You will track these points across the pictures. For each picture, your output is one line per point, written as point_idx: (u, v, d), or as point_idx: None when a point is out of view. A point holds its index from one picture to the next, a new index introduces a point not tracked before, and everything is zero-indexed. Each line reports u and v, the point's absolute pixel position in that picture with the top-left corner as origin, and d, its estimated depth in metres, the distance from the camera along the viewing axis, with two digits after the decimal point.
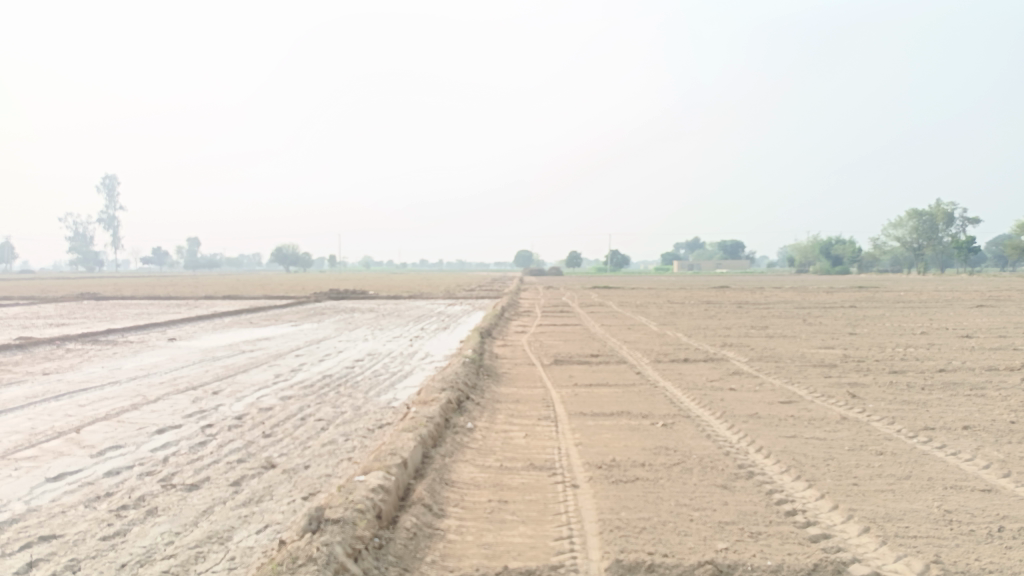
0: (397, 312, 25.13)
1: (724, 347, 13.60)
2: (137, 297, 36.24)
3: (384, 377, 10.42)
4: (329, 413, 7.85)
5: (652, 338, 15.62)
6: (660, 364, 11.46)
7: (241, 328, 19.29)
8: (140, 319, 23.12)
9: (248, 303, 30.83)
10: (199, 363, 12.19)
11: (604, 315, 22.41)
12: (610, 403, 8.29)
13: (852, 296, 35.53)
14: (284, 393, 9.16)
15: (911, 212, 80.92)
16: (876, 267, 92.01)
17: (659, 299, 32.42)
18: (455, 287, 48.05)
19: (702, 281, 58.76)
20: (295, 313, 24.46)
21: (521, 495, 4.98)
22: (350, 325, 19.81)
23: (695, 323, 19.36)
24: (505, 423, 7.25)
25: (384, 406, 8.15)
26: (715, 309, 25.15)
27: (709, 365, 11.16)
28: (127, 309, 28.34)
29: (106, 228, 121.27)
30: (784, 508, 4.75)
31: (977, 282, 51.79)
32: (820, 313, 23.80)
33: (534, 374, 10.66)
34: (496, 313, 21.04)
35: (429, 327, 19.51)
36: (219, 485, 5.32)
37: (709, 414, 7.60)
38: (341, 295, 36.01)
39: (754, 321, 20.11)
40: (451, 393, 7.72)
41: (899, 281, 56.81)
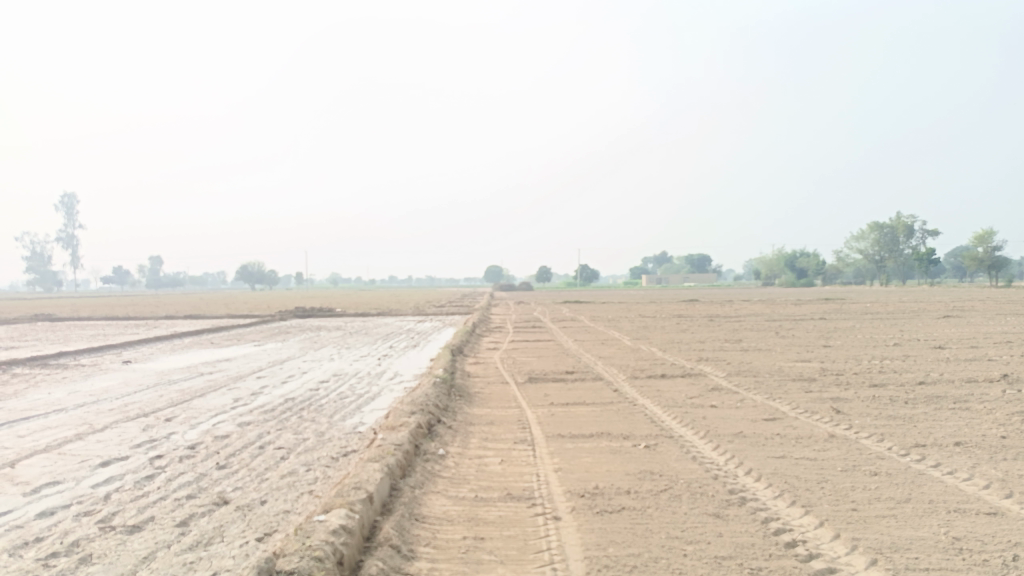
0: (365, 330, 24.52)
1: (700, 362, 13.33)
2: (93, 318, 34.99)
3: (350, 400, 9.90)
4: (290, 441, 7.34)
5: (627, 354, 15.32)
6: (637, 380, 11.13)
7: (201, 348, 18.57)
8: (95, 341, 22.18)
9: (210, 323, 29.92)
10: (154, 387, 11.55)
11: (577, 330, 22.08)
12: (589, 424, 7.91)
13: (821, 308, 35.71)
14: (243, 418, 8.62)
15: (873, 225, 82.34)
16: (840, 279, 93.44)
17: (630, 313, 32.18)
18: (424, 304, 47.42)
19: (672, 295, 58.83)
20: (259, 332, 23.75)
21: (499, 531, 4.57)
22: (316, 344, 19.17)
23: (668, 338, 19.13)
24: (479, 448, 6.83)
25: (350, 432, 7.68)
26: (687, 323, 24.98)
27: (688, 381, 10.86)
28: (83, 330, 27.29)
29: (64, 247, 118.17)
30: (783, 540, 4.39)
31: (939, 293, 52.68)
32: (791, 325, 23.77)
33: (507, 394, 10.25)
34: (467, 329, 20.60)
35: (398, 345, 18.99)
36: (164, 526, 4.80)
37: (693, 435, 7.27)
38: (308, 314, 35.20)
39: (727, 334, 19.95)
40: (421, 416, 7.28)
41: (864, 293, 57.41)
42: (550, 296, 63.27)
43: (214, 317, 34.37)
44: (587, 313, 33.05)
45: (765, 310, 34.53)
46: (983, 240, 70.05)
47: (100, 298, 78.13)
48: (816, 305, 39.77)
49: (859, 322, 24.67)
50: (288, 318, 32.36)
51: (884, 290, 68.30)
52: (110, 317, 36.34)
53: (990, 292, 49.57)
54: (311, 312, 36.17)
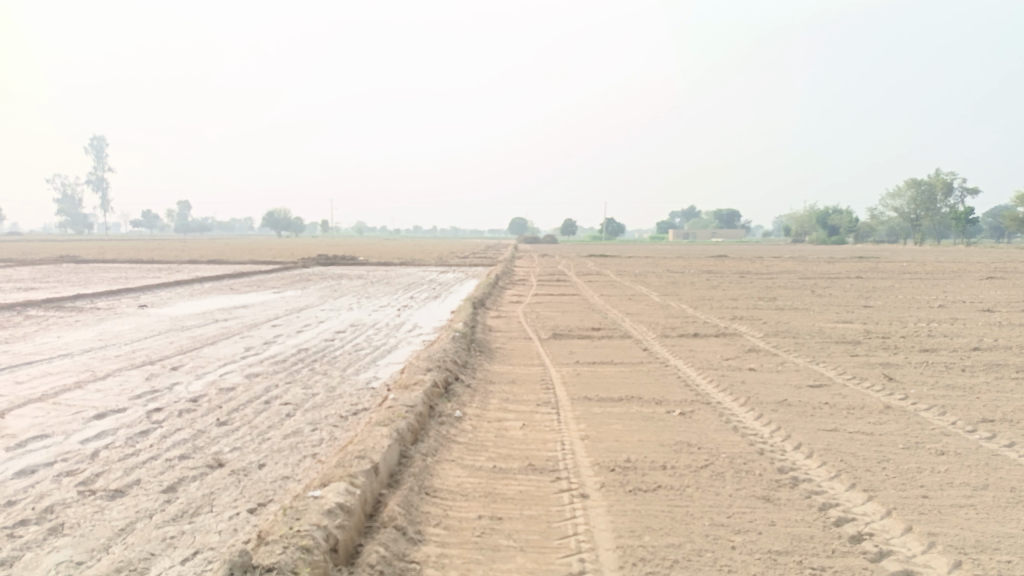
0: (387, 279, 24.07)
1: (734, 320, 12.66)
2: (118, 262, 35.01)
3: (365, 352, 9.41)
4: (298, 396, 6.86)
5: (656, 310, 14.67)
6: (667, 339, 10.51)
7: (220, 294, 18.24)
8: (116, 284, 21.98)
9: (233, 269, 29.70)
10: (166, 334, 11.17)
11: (603, 285, 21.41)
12: (618, 386, 7.33)
13: (855, 267, 34.49)
14: (251, 370, 8.18)
15: (910, 182, 79.68)
16: (872, 238, 91.29)
17: (657, 268, 31.36)
18: (449, 254, 46.77)
19: (699, 251, 57.79)
20: (280, 279, 23.43)
21: (519, 510, 4.03)
22: (336, 293, 18.75)
23: (698, 294, 18.41)
24: (498, 411, 6.29)
25: (362, 388, 7.18)
26: (717, 279, 24.14)
27: (722, 341, 10.21)
28: (106, 273, 27.18)
29: (93, 190, 119.02)
30: (847, 533, 3.79)
31: (976, 254, 51.04)
32: (826, 284, 22.86)
33: (530, 350, 9.70)
34: (490, 281, 20.06)
35: (419, 295, 18.51)
36: (148, 494, 4.34)
37: (732, 402, 6.67)
38: (331, 261, 34.85)
39: (760, 292, 19.16)
40: (437, 374, 6.74)
41: (897, 252, 55.89)
42: (576, 249, 62.43)
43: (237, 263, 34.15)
44: (613, 267, 32.27)
45: (797, 268, 33.43)
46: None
47: (127, 242, 78.71)
48: (850, 264, 38.47)
49: (897, 282, 23.68)
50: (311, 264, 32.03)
51: (918, 249, 66.31)
52: (136, 260, 36.33)
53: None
54: (334, 261, 35.82)
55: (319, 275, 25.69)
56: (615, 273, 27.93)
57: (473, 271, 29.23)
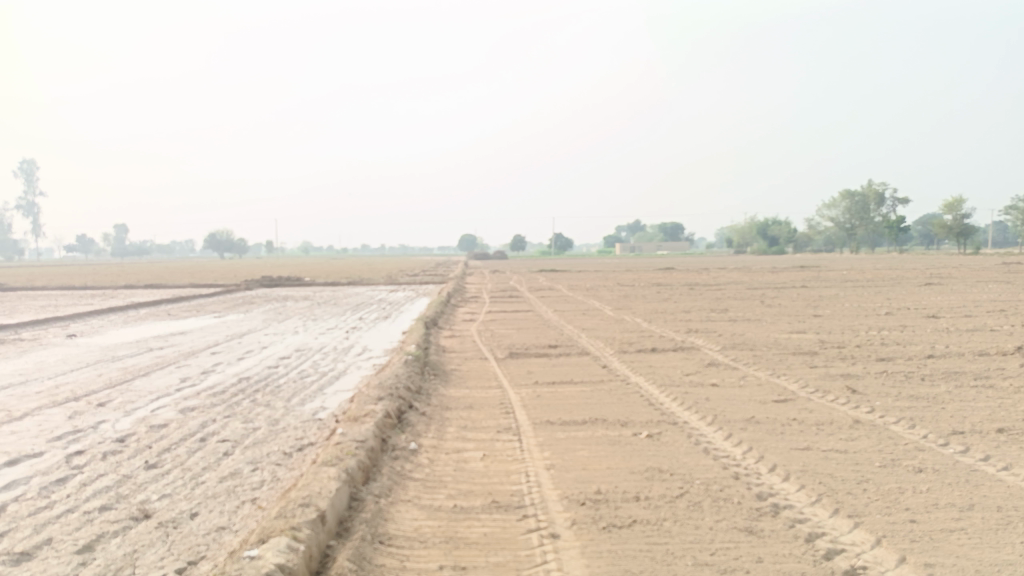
0: (334, 300, 23.36)
1: (690, 334, 12.51)
2: (49, 288, 33.26)
3: (311, 380, 8.87)
4: (237, 432, 6.32)
5: (611, 325, 14.46)
6: (626, 355, 10.26)
7: (156, 320, 17.31)
8: (43, 312, 20.74)
9: (172, 293, 28.52)
10: (94, 365, 10.40)
11: (556, 300, 21.15)
12: (580, 407, 7.01)
13: (799, 277, 35.02)
14: (187, 403, 7.58)
15: (844, 193, 82.18)
16: (812, 247, 93.83)
17: (608, 282, 31.35)
18: (397, 272, 46.03)
19: (646, 264, 58.35)
20: (221, 302, 22.53)
21: (485, 557, 3.65)
22: (281, 316, 18.01)
23: (652, 307, 18.30)
24: (456, 440, 5.90)
25: (308, 420, 6.68)
26: (668, 292, 24.15)
27: (682, 356, 9.99)
28: (33, 300, 25.72)
29: (23, 214, 114.10)
30: (841, 568, 3.51)
31: (910, 261, 52.76)
32: (775, 293, 23.07)
33: (486, 372, 9.31)
34: (441, 299, 19.59)
35: (368, 316, 17.93)
36: (60, 556, 3.79)
37: (699, 420, 6.41)
38: (275, 282, 33.84)
39: (711, 304, 19.17)
40: (389, 402, 6.31)
41: (835, 261, 57.41)
42: (526, 264, 62.31)
43: (176, 287, 32.84)
44: (563, 282, 32.13)
45: (744, 279, 33.80)
46: (952, 208, 70.12)
47: (59, 267, 75.52)
48: (793, 273, 39.11)
49: (842, 290, 24.06)
50: (254, 286, 31.01)
51: (854, 258, 68.25)
52: (67, 286, 34.63)
53: (959, 259, 49.76)
54: (279, 281, 34.81)
55: (262, 297, 24.81)
56: (567, 287, 27.76)
57: (423, 289, 28.68)
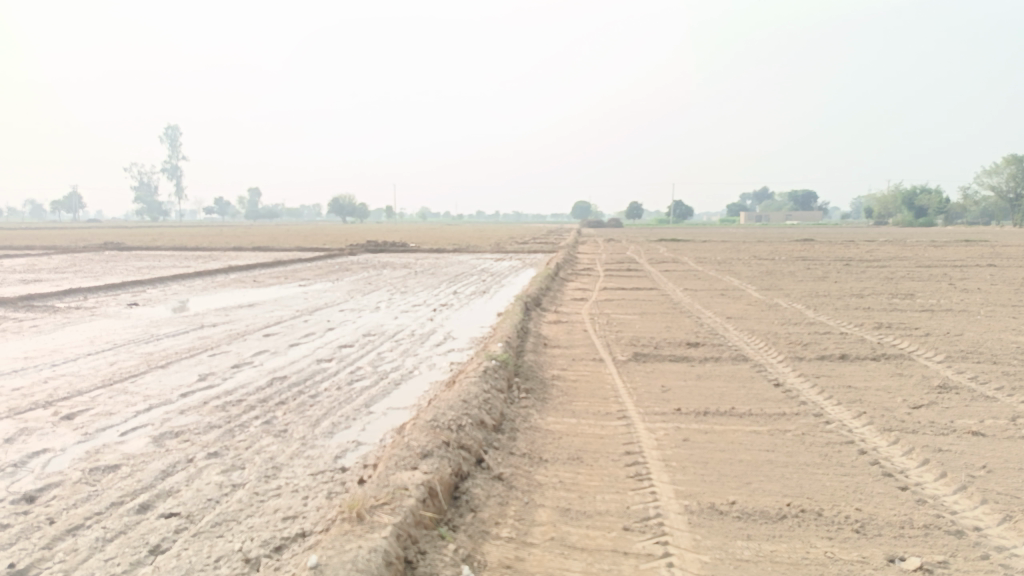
0: (433, 269, 21.17)
1: (882, 332, 9.21)
2: (159, 248, 32.96)
3: (361, 386, 6.44)
4: (203, 495, 3.93)
5: (764, 313, 11.29)
6: (804, 366, 7.23)
7: (236, 288, 15.67)
8: (135, 274, 19.72)
9: (273, 257, 27.40)
10: (120, 347, 8.50)
11: (685, 277, 17.89)
12: (767, 481, 4.16)
13: (972, 253, 29.66)
14: (175, 423, 5.30)
15: (1010, 158, 71.89)
16: (967, 219, 83.86)
17: (740, 255, 27.57)
18: (507, 239, 43.70)
19: (775, 235, 53.32)
20: (313, 269, 20.84)
21: None
22: (370, 287, 15.92)
23: (809, 290, 14.78)
24: (551, 550, 3.22)
25: (321, 475, 4.19)
26: (819, 269, 20.26)
27: (891, 375, 6.82)
28: (139, 261, 25.12)
29: (164, 178, 120.70)
30: None
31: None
32: (958, 274, 18.67)
33: (606, 384, 6.61)
34: (550, 272, 16.85)
35: (465, 290, 15.52)
36: None
37: (1008, 533, 3.43)
38: (380, 248, 32.36)
39: (884, 287, 15.36)
40: (440, 464, 3.71)
41: (995, 236, 50.21)
42: (642, 235, 58.69)
43: (282, 250, 31.93)
44: (687, 254, 28.53)
45: (903, 253, 28.78)
46: None
47: (189, 228, 78.77)
48: (958, 248, 33.69)
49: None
50: (358, 252, 29.53)
51: (1023, 231, 59.07)
52: (181, 247, 34.45)
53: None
54: (384, 246, 33.36)
55: (360, 264, 23.02)
56: (694, 261, 24.26)
57: (532, 259, 26.12)
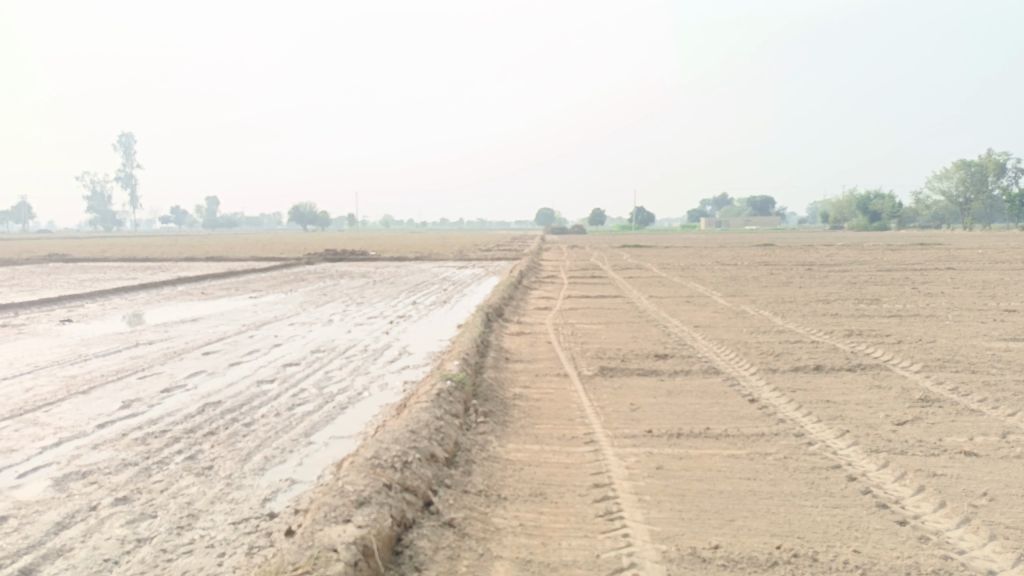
0: (392, 279, 20.52)
1: (855, 340, 8.90)
2: (105, 259, 31.62)
3: (303, 411, 5.86)
4: (99, 555, 3.32)
5: (732, 321, 10.94)
6: (778, 379, 6.83)
7: (181, 302, 14.85)
8: (75, 287, 18.68)
9: (226, 267, 26.40)
10: (40, 369, 7.75)
11: (649, 283, 17.56)
12: (752, 518, 3.71)
13: (929, 255, 29.96)
14: (84, 462, 4.66)
15: (958, 162, 73.65)
16: (920, 222, 85.79)
17: (704, 260, 27.42)
18: (469, 246, 43.17)
19: (736, 239, 53.71)
20: (267, 279, 20.01)
21: None
22: (324, 298, 15.24)
23: (775, 295, 14.53)
24: None
25: (243, 526, 3.61)
26: (783, 274, 20.13)
27: (870, 388, 6.45)
28: (83, 274, 23.97)
29: (117, 186, 117.35)
30: None
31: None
32: (918, 277, 18.69)
33: (571, 403, 6.13)
34: (512, 280, 16.35)
35: (424, 300, 14.95)
36: None
37: None
38: (339, 257, 31.52)
39: (848, 291, 15.19)
40: (379, 513, 3.17)
41: (947, 239, 51.21)
42: (604, 240, 58.62)
43: (236, 260, 30.91)
44: (651, 259, 28.31)
45: (862, 257, 28.95)
46: None
47: (142, 238, 76.50)
48: (913, 251, 34.08)
49: (1003, 275, 19.30)
50: (315, 261, 28.67)
51: (973, 234, 60.37)
52: (130, 258, 33.15)
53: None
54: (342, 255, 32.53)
55: (317, 274, 22.26)
56: (658, 267, 24.02)
57: (494, 266, 25.61)
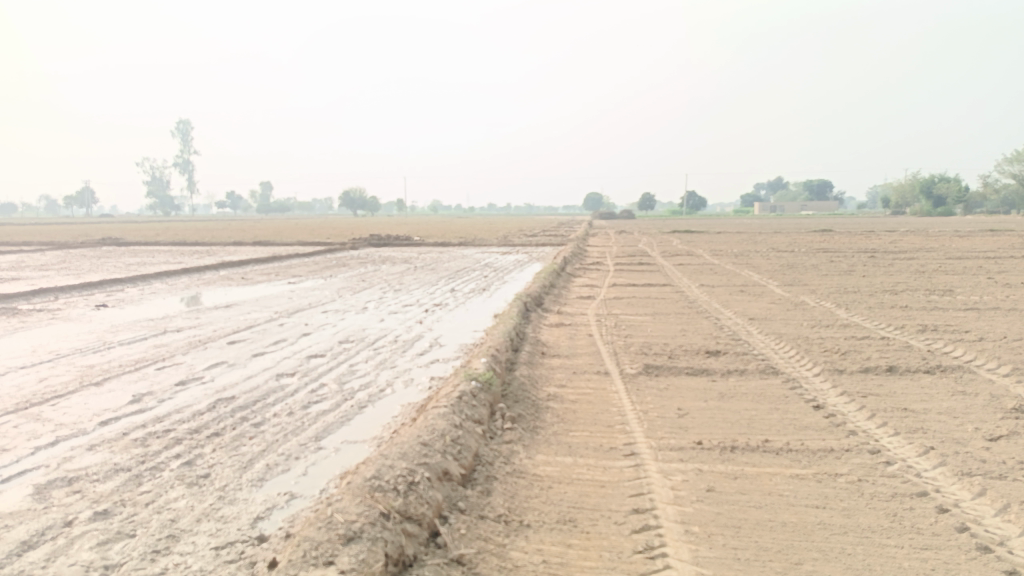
0: (435, 265, 20.12)
1: (929, 336, 8.06)
2: (156, 244, 32.05)
3: (319, 410, 5.41)
4: None
5: (791, 313, 10.15)
6: (846, 382, 6.11)
7: (220, 287, 14.67)
8: (120, 272, 18.76)
9: (271, 252, 26.40)
10: (61, 358, 7.50)
11: (700, 271, 16.73)
12: (823, 560, 3.08)
13: (1000, 243, 28.17)
14: (74, 466, 4.28)
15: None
16: (988, 208, 81.75)
17: (758, 247, 26.29)
18: (515, 232, 42.62)
19: (790, 225, 51.95)
20: (309, 264, 19.84)
21: None
22: (362, 283, 14.89)
23: (836, 285, 13.59)
24: None
25: (225, 555, 3.14)
26: (844, 262, 19.05)
27: (953, 394, 5.69)
28: (132, 258, 24.23)
29: (175, 171, 120.50)
30: None
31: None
32: (993, 267, 17.40)
33: (612, 405, 5.53)
34: (556, 267, 15.71)
35: (463, 288, 14.46)
36: None
37: None
38: (384, 242, 31.30)
39: (916, 281, 14.13)
40: (369, 553, 2.65)
41: (1016, 225, 48.53)
42: (653, 226, 57.43)
43: (282, 245, 30.95)
44: (702, 246, 27.28)
45: (928, 244, 27.38)
46: None
47: (197, 223, 78.17)
48: (982, 239, 32.18)
49: None
50: (360, 246, 28.52)
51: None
52: (181, 243, 33.52)
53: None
54: (387, 240, 32.30)
55: (359, 259, 22.00)
56: (709, 254, 23.05)
57: (539, 252, 25.01)
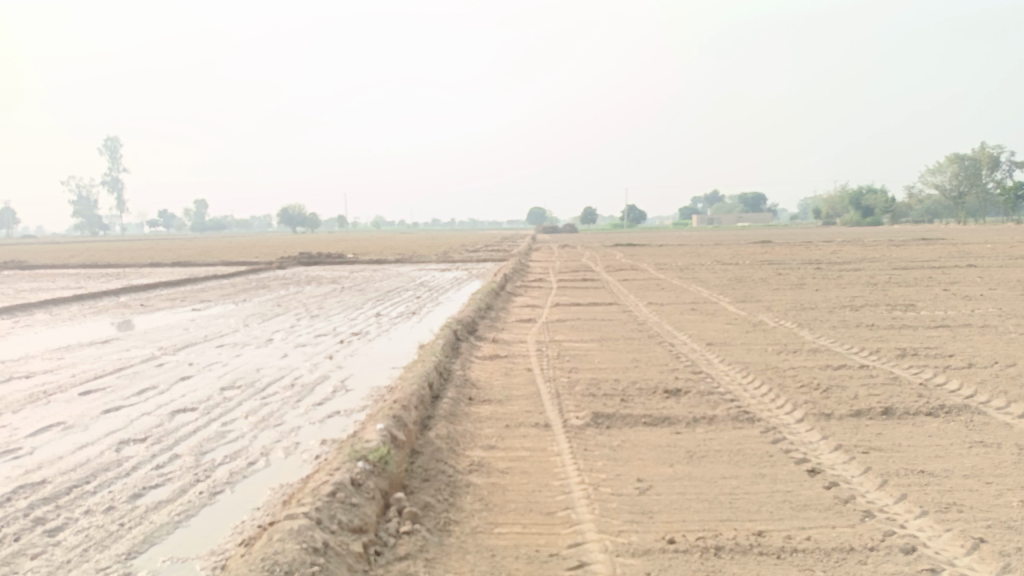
0: (365, 285, 18.58)
1: (912, 364, 7.02)
2: (64, 266, 29.54)
3: (152, 504, 3.91)
4: None
5: (752, 336, 9.04)
6: (837, 432, 4.94)
7: (111, 318, 12.84)
8: (4, 299, 16.63)
9: (188, 273, 24.36)
10: None
11: (647, 288, 15.65)
12: None
13: (938, 251, 27.99)
14: None
15: (953, 155, 71.59)
16: (916, 217, 84.05)
17: (703, 259, 25.48)
18: (453, 247, 41.24)
19: (730, 236, 51.94)
20: (223, 287, 18.05)
21: None
22: (277, 309, 13.29)
23: (792, 301, 12.62)
24: None
25: None
26: (794, 275, 18.24)
27: (975, 448, 4.56)
28: (26, 283, 21.78)
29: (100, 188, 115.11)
30: None
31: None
32: (944, 277, 16.78)
33: (553, 479, 4.21)
34: (493, 286, 14.35)
35: (390, 311, 13.01)
36: None
37: None
38: (314, 260, 29.45)
39: (874, 295, 13.28)
40: None
41: (943, 233, 49.48)
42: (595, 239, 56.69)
43: (203, 265, 28.80)
44: (647, 260, 26.38)
45: (869, 254, 26.98)
46: None
47: (121, 243, 74.29)
48: (918, 247, 32.10)
49: None
50: (287, 265, 26.67)
51: (973, 227, 58.29)
52: (91, 264, 30.87)
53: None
54: (318, 259, 30.52)
55: (282, 280, 20.28)
56: (654, 268, 22.09)
57: (478, 269, 23.60)
